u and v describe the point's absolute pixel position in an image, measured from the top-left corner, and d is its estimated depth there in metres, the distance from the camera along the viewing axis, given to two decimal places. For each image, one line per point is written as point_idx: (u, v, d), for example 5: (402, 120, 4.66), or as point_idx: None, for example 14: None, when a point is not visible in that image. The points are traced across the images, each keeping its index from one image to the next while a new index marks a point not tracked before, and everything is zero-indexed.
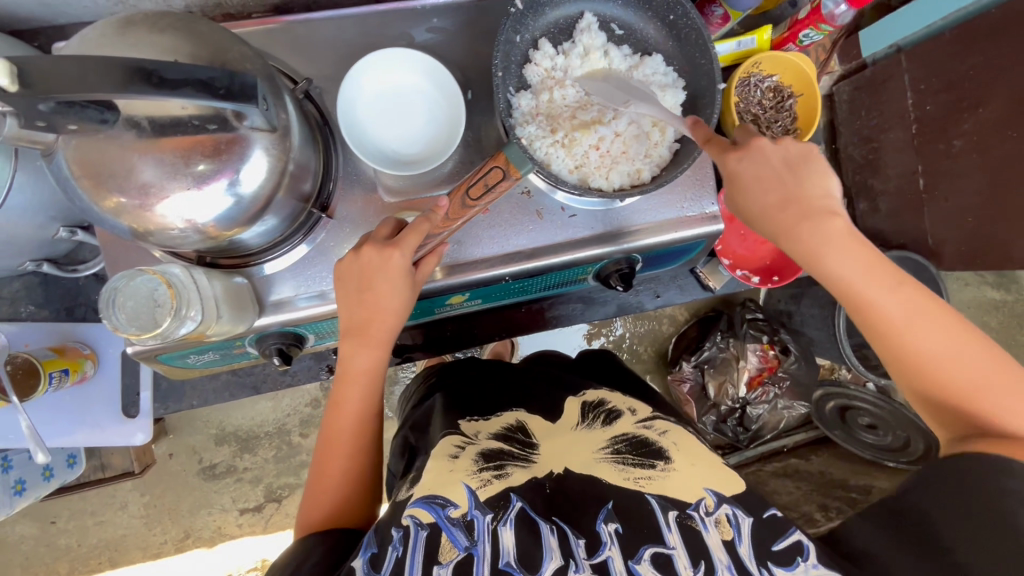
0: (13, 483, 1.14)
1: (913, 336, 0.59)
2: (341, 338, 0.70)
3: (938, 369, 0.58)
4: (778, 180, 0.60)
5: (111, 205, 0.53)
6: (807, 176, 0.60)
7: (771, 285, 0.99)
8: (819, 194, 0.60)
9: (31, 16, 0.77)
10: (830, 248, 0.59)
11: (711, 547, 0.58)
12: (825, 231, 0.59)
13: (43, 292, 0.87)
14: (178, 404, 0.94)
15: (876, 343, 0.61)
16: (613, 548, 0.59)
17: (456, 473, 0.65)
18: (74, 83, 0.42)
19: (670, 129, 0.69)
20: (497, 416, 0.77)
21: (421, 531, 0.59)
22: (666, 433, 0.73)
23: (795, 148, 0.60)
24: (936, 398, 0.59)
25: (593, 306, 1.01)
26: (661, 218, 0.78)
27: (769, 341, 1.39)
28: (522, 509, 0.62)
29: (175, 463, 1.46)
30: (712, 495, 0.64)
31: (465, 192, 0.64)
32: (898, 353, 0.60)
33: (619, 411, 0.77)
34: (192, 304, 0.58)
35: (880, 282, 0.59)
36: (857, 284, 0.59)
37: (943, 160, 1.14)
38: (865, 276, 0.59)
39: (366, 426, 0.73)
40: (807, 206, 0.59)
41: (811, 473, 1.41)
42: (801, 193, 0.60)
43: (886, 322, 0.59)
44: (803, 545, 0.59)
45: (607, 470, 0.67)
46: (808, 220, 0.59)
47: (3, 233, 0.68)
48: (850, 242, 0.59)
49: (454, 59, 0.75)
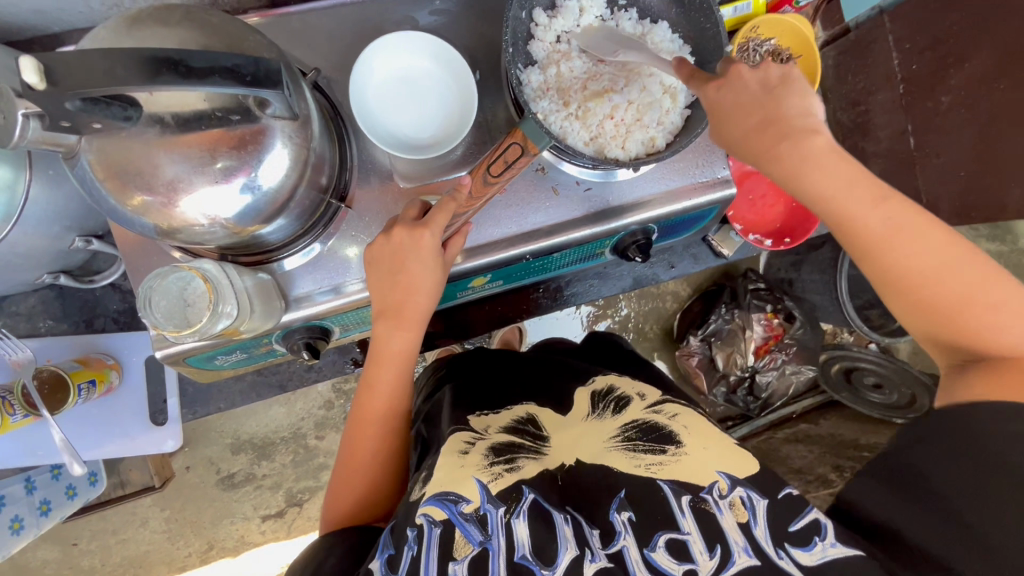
0: (38, 504, 1.15)
1: (905, 257, 0.56)
2: (374, 322, 0.70)
3: (931, 291, 0.56)
4: (754, 104, 0.56)
5: (136, 204, 0.53)
6: (786, 94, 0.55)
7: (783, 248, 1.02)
8: (798, 113, 0.55)
9: (27, 25, 0.76)
10: (810, 167, 0.55)
11: (727, 530, 0.58)
12: (807, 149, 0.55)
13: (60, 306, 0.88)
14: (206, 408, 0.96)
15: (862, 266, 0.58)
16: (628, 537, 0.59)
17: (468, 468, 0.65)
18: (100, 77, 0.41)
19: (681, 95, 0.70)
20: (507, 409, 0.75)
21: (434, 529, 0.59)
22: (676, 416, 0.72)
23: (774, 68, 0.56)
24: (929, 322, 0.57)
25: (610, 280, 1.05)
26: (674, 187, 0.78)
27: (773, 310, 1.40)
28: (535, 501, 0.62)
29: (193, 476, 1.43)
30: (724, 478, 0.63)
31: (485, 170, 0.64)
32: (887, 277, 0.57)
33: (628, 398, 0.75)
34: (228, 299, 0.58)
35: (867, 200, 0.55)
36: (844, 202, 0.56)
37: (932, 118, 1.16)
38: (846, 193, 0.55)
39: (395, 413, 0.73)
40: (786, 126, 0.55)
41: (822, 436, 1.43)
42: (780, 114, 0.55)
43: (875, 245, 0.56)
44: (820, 524, 0.57)
45: (619, 459, 0.66)
46: (786, 141, 0.55)
47: (21, 246, 0.68)
48: (830, 159, 0.55)
49: (459, 40, 0.75)
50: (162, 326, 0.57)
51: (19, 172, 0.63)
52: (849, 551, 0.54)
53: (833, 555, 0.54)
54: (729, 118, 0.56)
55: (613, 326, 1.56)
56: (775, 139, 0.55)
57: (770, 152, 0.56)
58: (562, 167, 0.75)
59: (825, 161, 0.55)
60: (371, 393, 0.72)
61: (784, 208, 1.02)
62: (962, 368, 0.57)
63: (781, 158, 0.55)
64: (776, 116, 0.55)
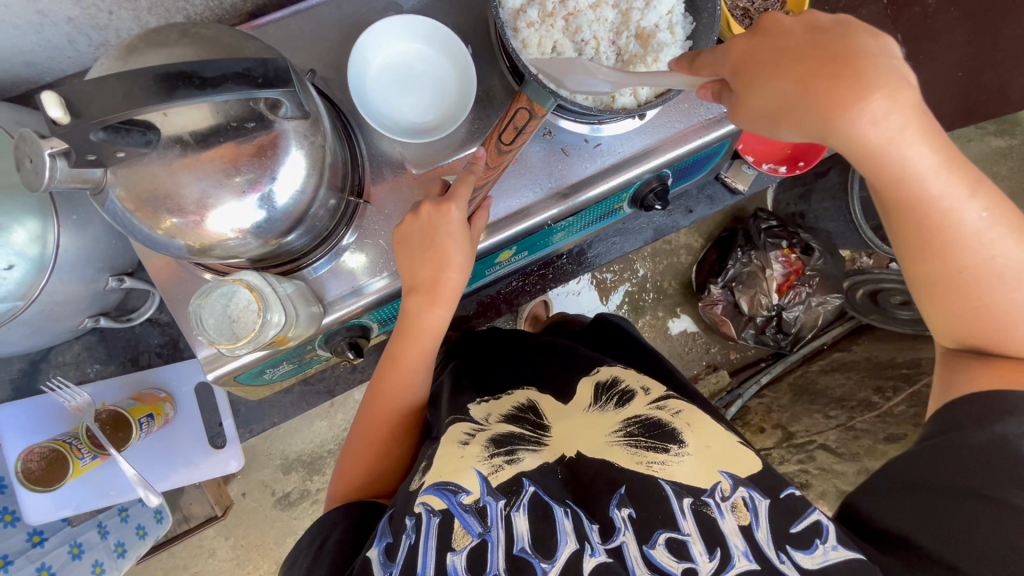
0: (114, 546, 1.17)
1: (968, 251, 0.52)
2: (406, 298, 0.69)
3: (986, 289, 0.54)
4: (824, 50, 0.45)
5: (165, 227, 0.54)
6: (862, 37, 0.45)
7: (799, 172, 0.99)
8: (882, 58, 0.44)
9: (20, 78, 0.77)
10: (898, 133, 0.46)
11: (728, 534, 0.58)
12: (899, 111, 0.45)
13: (104, 348, 0.90)
14: (261, 425, 0.99)
15: (922, 260, 0.54)
16: (627, 533, 0.58)
17: (467, 459, 0.65)
18: (119, 101, 0.42)
19: (678, 28, 0.69)
20: (507, 394, 0.76)
21: (433, 518, 0.59)
22: (679, 412, 0.71)
23: (825, 13, 0.46)
24: (969, 325, 0.56)
25: (630, 236, 1.08)
26: (681, 129, 0.77)
27: (789, 245, 1.37)
28: (536, 494, 0.62)
29: (249, 501, 1.45)
30: (728, 478, 0.62)
31: (498, 139, 0.65)
32: (950, 274, 0.54)
33: (632, 391, 0.73)
34: (275, 307, 0.58)
35: (953, 182, 0.50)
36: (926, 181, 0.49)
37: (922, 21, 1.17)
38: (935, 172, 0.49)
39: (413, 389, 0.74)
40: (873, 75, 0.44)
41: (858, 361, 1.41)
42: (857, 57, 0.44)
43: (948, 230, 0.52)
44: (822, 525, 0.57)
45: (620, 454, 0.65)
46: (879, 95, 0.44)
47: (60, 295, 0.69)
48: (924, 126, 0.47)
49: (445, 18, 0.74)
50: (216, 341, 0.59)
51: (47, 222, 0.65)
52: (852, 553, 0.54)
53: (835, 558, 0.54)
54: (784, 68, 0.46)
55: (631, 289, 1.55)
56: (859, 90, 0.44)
57: (857, 106, 0.44)
58: (563, 125, 0.74)
59: (921, 133, 0.47)
60: (398, 366, 0.72)
61: None
62: (979, 356, 0.57)
63: (864, 128, 0.45)
64: (855, 56, 0.44)
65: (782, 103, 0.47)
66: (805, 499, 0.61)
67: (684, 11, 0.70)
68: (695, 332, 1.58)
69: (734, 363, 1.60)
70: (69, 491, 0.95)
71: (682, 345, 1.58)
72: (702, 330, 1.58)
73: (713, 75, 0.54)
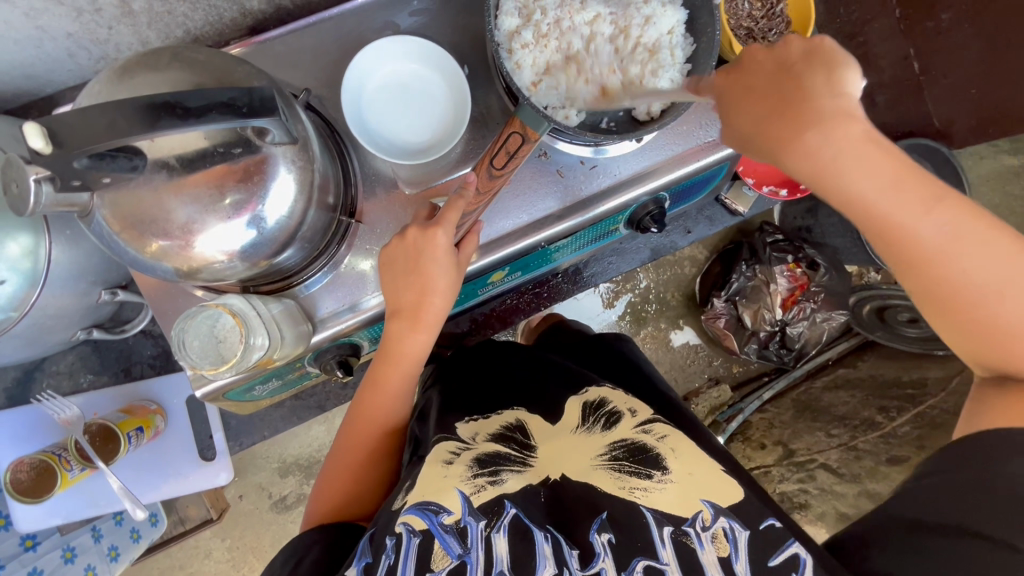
0: (108, 550, 1.18)
1: (949, 267, 0.53)
2: (389, 321, 0.69)
3: (976, 306, 0.54)
4: (772, 91, 0.48)
5: (153, 250, 0.54)
6: (819, 72, 0.46)
7: (799, 195, 0.99)
8: (830, 95, 0.46)
9: (22, 91, 0.78)
10: (847, 164, 0.49)
11: (706, 565, 0.57)
12: (839, 145, 0.48)
13: (97, 359, 0.91)
14: (250, 438, 1.00)
15: (905, 279, 0.55)
16: (607, 559, 0.57)
17: (451, 479, 0.64)
18: (103, 131, 0.42)
19: (678, 51, 0.68)
20: (496, 414, 0.75)
21: (412, 539, 0.58)
22: (665, 437, 0.69)
23: (795, 44, 0.48)
24: (964, 341, 0.56)
25: (627, 255, 1.07)
26: (677, 152, 0.76)
27: (795, 260, 1.35)
28: (515, 517, 0.61)
29: (246, 503, 1.46)
30: (709, 507, 0.61)
31: (489, 164, 0.64)
32: (940, 295, 0.54)
33: (620, 413, 0.72)
34: (258, 330, 0.59)
35: (911, 206, 0.51)
36: (881, 208, 0.51)
37: (936, 38, 1.15)
38: (890, 193, 0.50)
39: (394, 412, 0.74)
40: (816, 112, 0.47)
41: (861, 379, 1.39)
42: (806, 97, 0.47)
43: (920, 250, 0.52)
44: (800, 559, 0.57)
45: (604, 479, 0.65)
46: (812, 134, 0.47)
47: (52, 308, 0.70)
48: (874, 153, 0.49)
49: (442, 38, 0.74)
50: (200, 364, 0.59)
51: (39, 237, 0.65)
52: None
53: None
54: (744, 107, 0.50)
55: (633, 300, 1.53)
56: (799, 130, 0.47)
57: (793, 146, 0.48)
58: (559, 147, 0.73)
59: (865, 160, 0.49)
60: (380, 389, 0.72)
61: None
62: (1001, 383, 0.56)
63: (806, 159, 0.49)
64: (804, 96, 0.47)
65: (744, 138, 0.51)
66: (785, 530, 0.61)
67: (685, 33, 0.69)
68: (697, 345, 1.57)
69: (736, 377, 1.58)
70: (59, 500, 0.96)
71: (683, 357, 1.57)
72: (704, 344, 1.57)
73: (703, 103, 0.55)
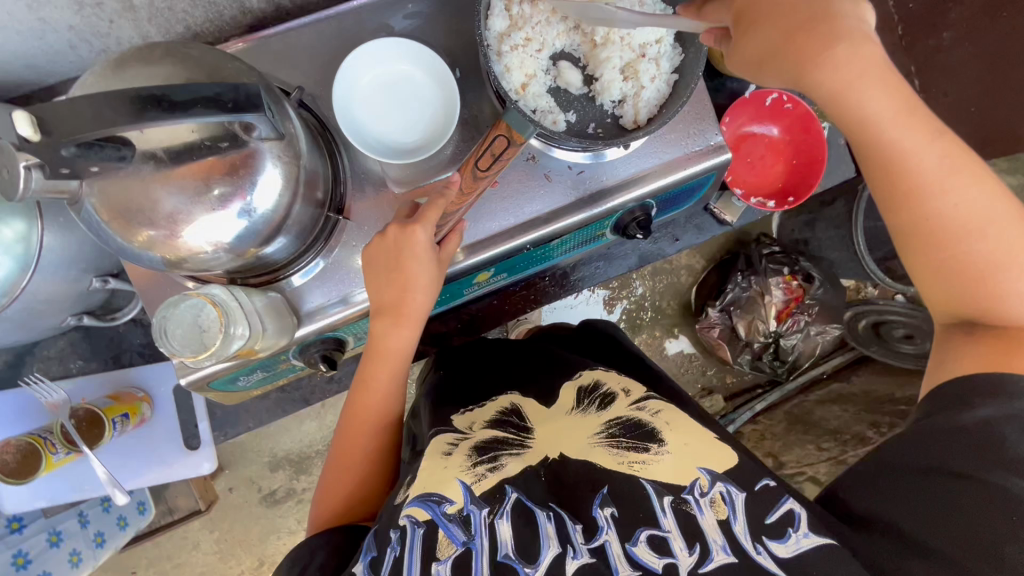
0: (93, 536, 1.20)
1: (937, 197, 0.56)
2: (374, 319, 0.70)
3: (956, 241, 0.57)
4: (806, 3, 0.50)
5: (142, 239, 0.55)
6: None
7: (788, 206, 0.99)
8: (850, 18, 0.50)
9: (21, 81, 0.80)
10: (866, 81, 0.51)
11: (706, 529, 0.57)
12: (860, 61, 0.50)
13: (88, 345, 0.93)
14: (235, 429, 1.01)
15: (896, 209, 0.58)
16: (610, 531, 0.58)
17: (451, 470, 0.64)
18: (89, 121, 0.44)
19: (664, 61, 0.69)
20: (490, 401, 0.76)
21: (417, 529, 0.59)
22: (659, 412, 0.70)
23: None
24: (939, 280, 0.59)
25: (615, 261, 1.09)
26: (667, 159, 0.77)
27: (791, 272, 1.36)
28: (519, 499, 0.62)
29: (236, 496, 1.47)
30: (706, 474, 0.61)
31: (474, 165, 0.65)
32: (927, 226, 0.57)
33: (613, 394, 0.73)
34: (239, 320, 0.62)
35: (914, 133, 0.54)
36: (889, 132, 0.54)
37: (935, 55, 1.18)
38: (896, 117, 0.54)
39: (388, 410, 0.75)
40: (838, 27, 0.50)
41: (856, 395, 1.40)
42: (826, 12, 0.50)
43: (914, 176, 0.56)
44: (794, 515, 0.58)
45: (604, 456, 0.64)
46: (843, 47, 0.49)
47: (42, 294, 0.71)
48: (887, 77, 0.52)
49: (437, 42, 0.75)
50: (180, 352, 0.62)
51: (32, 224, 0.67)
52: (823, 539, 0.55)
53: (807, 546, 0.55)
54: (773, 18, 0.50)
55: (629, 307, 1.53)
56: (824, 45, 0.49)
57: (824, 55, 0.50)
58: (553, 154, 0.75)
59: (881, 79, 0.51)
60: (368, 387, 0.73)
61: (784, 167, 1.02)
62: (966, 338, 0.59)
63: (831, 70, 0.50)
64: (828, 14, 0.50)
65: (767, 49, 0.51)
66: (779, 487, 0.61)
67: (674, 43, 0.70)
68: (692, 354, 1.57)
69: (730, 388, 1.58)
70: (45, 483, 0.98)
71: (677, 366, 1.57)
72: (699, 353, 1.57)
73: (718, 23, 0.54)
